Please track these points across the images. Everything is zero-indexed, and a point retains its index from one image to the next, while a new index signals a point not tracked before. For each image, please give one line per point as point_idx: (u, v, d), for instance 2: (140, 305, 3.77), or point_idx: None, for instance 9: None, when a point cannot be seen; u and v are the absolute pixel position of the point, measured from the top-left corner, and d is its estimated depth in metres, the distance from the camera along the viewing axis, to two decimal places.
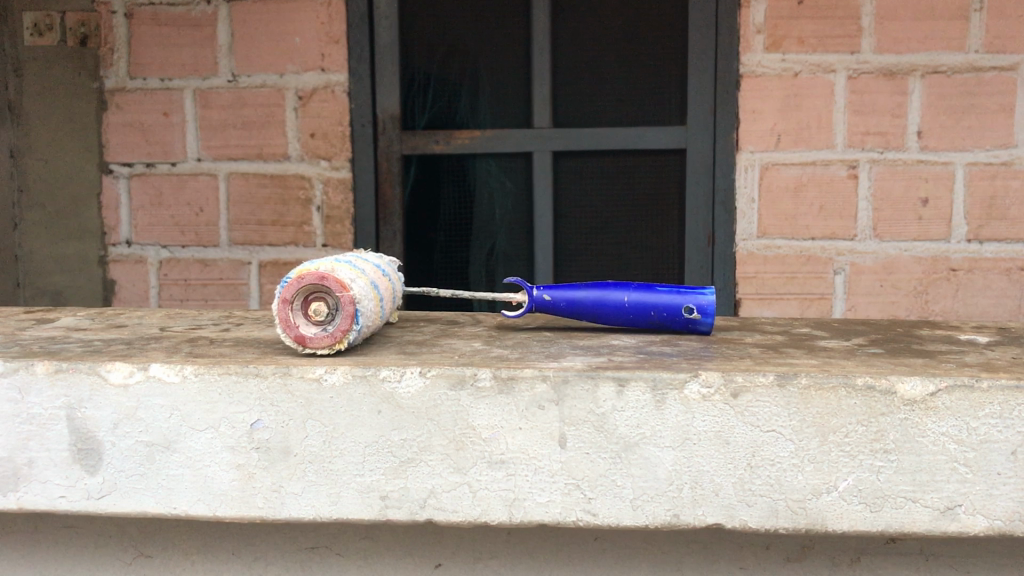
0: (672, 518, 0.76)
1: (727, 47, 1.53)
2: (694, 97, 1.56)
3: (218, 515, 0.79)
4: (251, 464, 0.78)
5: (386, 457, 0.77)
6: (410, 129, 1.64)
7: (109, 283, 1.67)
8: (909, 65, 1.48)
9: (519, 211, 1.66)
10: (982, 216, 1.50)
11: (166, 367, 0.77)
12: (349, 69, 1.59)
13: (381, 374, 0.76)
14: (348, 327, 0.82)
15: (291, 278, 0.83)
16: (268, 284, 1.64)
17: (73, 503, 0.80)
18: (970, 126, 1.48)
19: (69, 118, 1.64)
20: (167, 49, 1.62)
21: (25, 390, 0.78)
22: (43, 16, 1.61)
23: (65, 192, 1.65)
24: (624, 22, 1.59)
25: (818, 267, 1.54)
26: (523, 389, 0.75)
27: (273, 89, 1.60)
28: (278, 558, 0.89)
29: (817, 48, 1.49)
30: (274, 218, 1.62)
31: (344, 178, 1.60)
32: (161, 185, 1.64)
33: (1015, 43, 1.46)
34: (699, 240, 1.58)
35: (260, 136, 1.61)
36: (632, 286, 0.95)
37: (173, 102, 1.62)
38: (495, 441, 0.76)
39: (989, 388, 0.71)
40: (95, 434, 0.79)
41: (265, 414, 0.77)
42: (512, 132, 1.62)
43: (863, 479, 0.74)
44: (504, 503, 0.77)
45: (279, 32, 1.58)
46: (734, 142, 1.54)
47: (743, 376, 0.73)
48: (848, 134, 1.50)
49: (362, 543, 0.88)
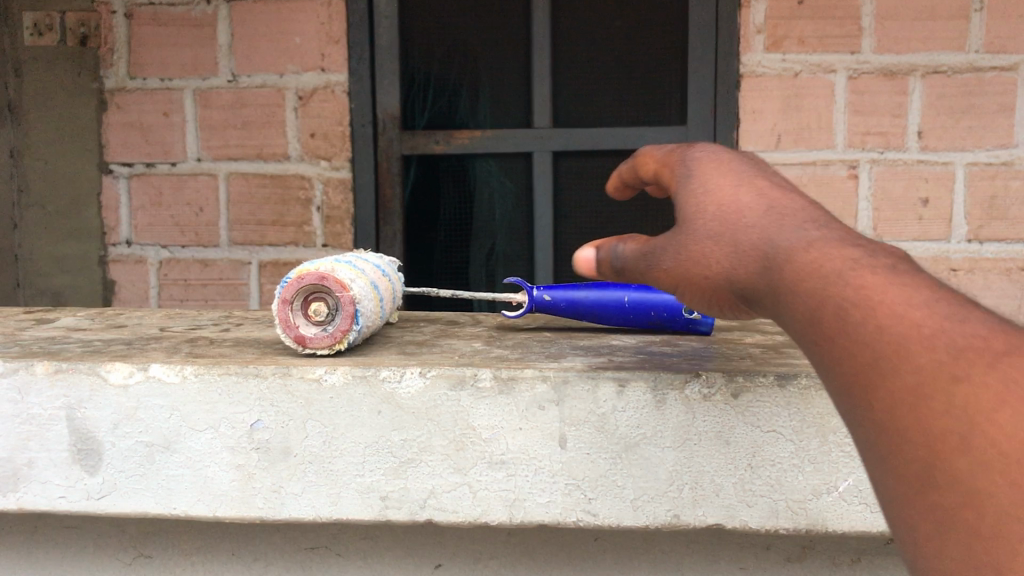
0: (672, 518, 0.76)
1: (727, 47, 1.52)
2: (694, 97, 1.55)
3: (219, 516, 0.79)
4: (251, 464, 0.78)
5: (386, 458, 0.77)
6: (410, 129, 1.64)
7: (109, 282, 1.67)
8: (910, 65, 1.48)
9: (519, 210, 1.66)
10: (982, 215, 1.50)
11: (165, 367, 0.77)
12: (348, 69, 1.58)
13: (381, 374, 0.76)
14: (348, 327, 0.82)
15: (291, 278, 0.82)
16: (269, 284, 1.64)
17: (73, 504, 0.80)
18: (970, 126, 1.48)
19: (69, 118, 1.64)
20: (167, 48, 1.61)
21: (25, 390, 0.78)
22: (43, 16, 1.61)
23: (64, 192, 1.65)
24: (624, 21, 1.58)
25: None
26: (523, 389, 0.75)
27: (274, 88, 1.59)
28: (277, 558, 0.88)
29: (816, 47, 1.49)
30: (274, 218, 1.62)
31: (345, 178, 1.60)
32: (161, 185, 1.64)
33: (1015, 43, 1.46)
34: None
35: (260, 136, 1.61)
36: (632, 286, 0.95)
37: (173, 101, 1.62)
38: (495, 441, 0.76)
39: None
40: (95, 434, 0.79)
41: (265, 414, 0.77)
42: (512, 132, 1.61)
43: (864, 479, 0.73)
44: (504, 503, 0.77)
45: (279, 32, 1.58)
46: (734, 142, 1.54)
47: (743, 375, 0.73)
48: (848, 134, 1.50)
49: (362, 543, 0.88)
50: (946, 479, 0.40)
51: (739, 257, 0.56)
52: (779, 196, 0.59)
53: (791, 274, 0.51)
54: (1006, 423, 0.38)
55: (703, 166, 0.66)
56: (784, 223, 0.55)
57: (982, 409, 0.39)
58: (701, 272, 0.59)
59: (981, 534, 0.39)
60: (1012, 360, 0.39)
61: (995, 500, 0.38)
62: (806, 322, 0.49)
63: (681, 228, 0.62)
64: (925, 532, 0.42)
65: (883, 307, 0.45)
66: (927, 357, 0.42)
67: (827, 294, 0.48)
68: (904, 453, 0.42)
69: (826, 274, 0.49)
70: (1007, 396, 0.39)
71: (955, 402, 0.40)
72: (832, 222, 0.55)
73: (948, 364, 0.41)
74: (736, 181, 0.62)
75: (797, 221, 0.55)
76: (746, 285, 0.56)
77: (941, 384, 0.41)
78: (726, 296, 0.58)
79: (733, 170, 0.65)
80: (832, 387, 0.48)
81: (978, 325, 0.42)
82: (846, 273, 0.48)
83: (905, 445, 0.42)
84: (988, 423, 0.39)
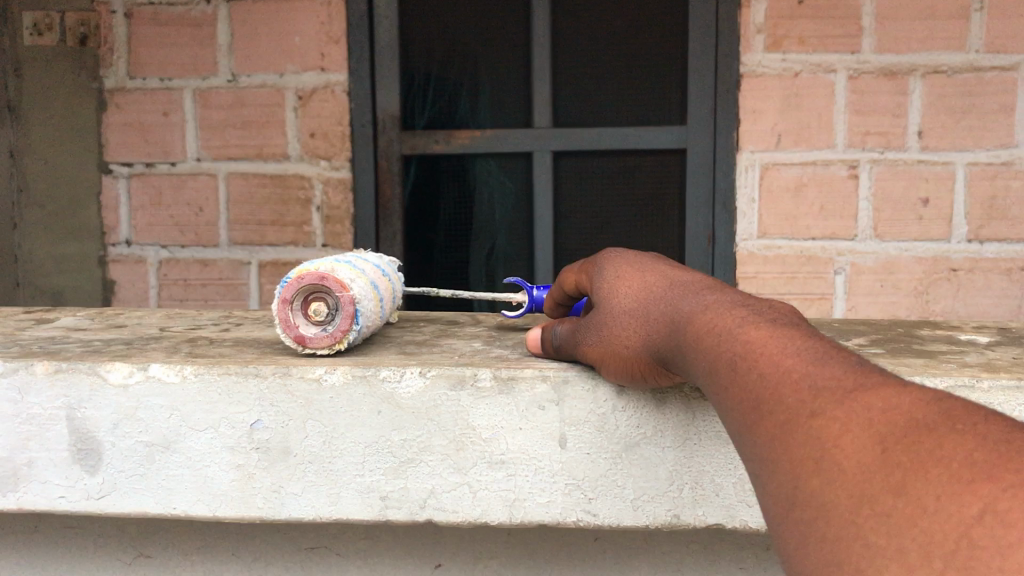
0: (672, 518, 0.76)
1: (727, 47, 1.52)
2: (694, 97, 1.55)
3: (219, 516, 0.79)
4: (251, 464, 0.78)
5: (386, 457, 0.77)
6: (410, 129, 1.64)
7: (109, 282, 1.67)
8: (910, 64, 1.48)
9: (519, 211, 1.66)
10: (982, 215, 1.50)
11: (165, 367, 0.77)
12: (348, 69, 1.58)
13: (381, 374, 0.75)
14: (348, 327, 0.82)
15: (291, 278, 0.82)
16: (268, 284, 1.64)
17: (73, 504, 0.80)
18: (970, 126, 1.48)
19: (70, 118, 1.63)
20: (167, 48, 1.61)
21: (24, 390, 0.78)
22: (42, 16, 1.61)
23: (64, 192, 1.65)
24: (624, 21, 1.58)
25: (817, 267, 1.54)
26: (524, 389, 0.75)
27: (274, 88, 1.59)
28: (278, 558, 0.88)
29: (816, 47, 1.49)
30: (274, 218, 1.62)
31: (344, 178, 1.60)
32: (161, 185, 1.64)
33: (1016, 43, 1.46)
34: (699, 240, 1.59)
35: (260, 136, 1.61)
36: None
37: (173, 101, 1.62)
38: (495, 441, 0.76)
39: (989, 388, 0.71)
40: (95, 434, 0.78)
41: (265, 414, 0.77)
42: (512, 132, 1.62)
43: None
44: (504, 503, 0.77)
45: (279, 32, 1.58)
46: (734, 142, 1.54)
47: None
48: (848, 134, 1.50)
49: (362, 543, 0.87)
50: (806, 496, 0.45)
51: (652, 331, 0.67)
52: (680, 275, 0.71)
53: (695, 337, 0.61)
54: (848, 447, 0.44)
55: (608, 258, 0.79)
56: (681, 297, 0.67)
57: (831, 436, 0.45)
58: (624, 347, 0.70)
59: (828, 543, 0.43)
60: (856, 396, 0.46)
61: (839, 513, 0.43)
62: (704, 376, 0.58)
63: (603, 308, 0.73)
64: (791, 546, 0.46)
65: (761, 357, 0.54)
66: (793, 395, 0.49)
67: (720, 349, 0.57)
68: (777, 479, 0.48)
69: (720, 332, 0.58)
70: (849, 424, 0.45)
71: (813, 432, 0.46)
72: (721, 289, 0.66)
73: (810, 403, 0.48)
74: (639, 265, 0.75)
75: (692, 291, 0.67)
76: (661, 348, 0.66)
77: (803, 419, 0.47)
78: (646, 362, 0.68)
79: (640, 258, 0.77)
80: (731, 425, 0.55)
81: (834, 368, 0.49)
82: (734, 332, 0.57)
83: (778, 467, 0.48)
84: (834, 447, 0.44)
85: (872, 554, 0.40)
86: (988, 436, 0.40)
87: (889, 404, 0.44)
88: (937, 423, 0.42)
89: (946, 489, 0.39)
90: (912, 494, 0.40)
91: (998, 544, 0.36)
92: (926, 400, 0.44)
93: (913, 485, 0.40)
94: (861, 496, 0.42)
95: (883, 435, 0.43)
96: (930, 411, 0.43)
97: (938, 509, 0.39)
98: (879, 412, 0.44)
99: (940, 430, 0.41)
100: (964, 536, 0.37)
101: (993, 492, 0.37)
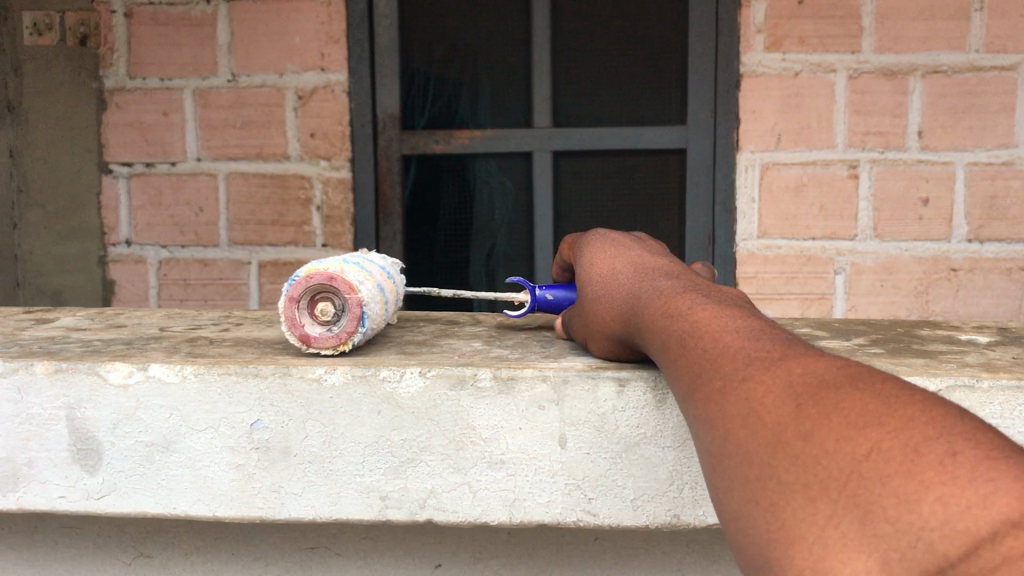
0: (672, 518, 0.76)
1: (727, 47, 1.52)
2: (694, 97, 1.55)
3: (218, 515, 0.79)
4: (251, 464, 0.78)
5: (386, 457, 0.77)
6: (410, 129, 1.64)
7: (109, 282, 1.67)
8: (910, 64, 1.48)
9: (519, 210, 1.66)
10: (982, 215, 1.50)
11: (165, 367, 0.77)
12: (348, 69, 1.58)
13: (381, 374, 0.75)
14: (354, 329, 0.82)
15: (299, 277, 0.81)
16: (268, 284, 1.64)
17: (73, 504, 0.80)
18: (970, 126, 1.48)
19: (70, 119, 1.63)
20: (167, 49, 1.61)
21: (24, 389, 0.78)
22: (43, 16, 1.60)
23: (64, 192, 1.65)
24: (624, 21, 1.58)
25: (817, 267, 1.54)
26: (523, 389, 0.74)
27: (273, 88, 1.59)
28: (278, 558, 0.88)
29: (817, 47, 1.49)
30: (274, 218, 1.62)
31: (344, 178, 1.60)
32: (161, 185, 1.64)
33: (1016, 43, 1.46)
34: (699, 240, 1.59)
35: (260, 135, 1.61)
36: None
37: (173, 102, 1.62)
38: (495, 441, 0.76)
39: (990, 388, 0.71)
40: (95, 434, 0.78)
41: (265, 414, 0.77)
42: (512, 131, 1.62)
43: None
44: (504, 503, 0.77)
45: (279, 32, 1.58)
46: (734, 142, 1.54)
47: None
48: (848, 134, 1.50)
49: (363, 543, 0.87)
50: (734, 448, 0.50)
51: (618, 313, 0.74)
52: (649, 263, 0.77)
53: (645, 315, 0.68)
54: (768, 403, 0.49)
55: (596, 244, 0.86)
56: (641, 283, 0.73)
57: (757, 397, 0.50)
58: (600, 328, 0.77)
59: (753, 487, 0.48)
60: (781, 363, 0.51)
61: (758, 458, 0.48)
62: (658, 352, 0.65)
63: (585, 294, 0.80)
64: (722, 492, 0.51)
65: (706, 333, 0.59)
66: (729, 365, 0.54)
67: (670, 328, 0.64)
68: (712, 434, 0.53)
69: (669, 312, 0.65)
70: (771, 386, 0.50)
71: (743, 395, 0.51)
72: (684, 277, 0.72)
73: (743, 369, 0.53)
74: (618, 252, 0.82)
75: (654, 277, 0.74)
76: (620, 328, 0.74)
77: (734, 384, 0.52)
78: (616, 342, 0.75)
79: (626, 243, 0.84)
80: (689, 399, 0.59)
81: (765, 342, 0.55)
82: (686, 312, 0.64)
83: (745, 442, 0.49)
84: (758, 405, 0.49)
85: (781, 489, 0.46)
86: (883, 391, 0.45)
87: (806, 369, 0.49)
88: (842, 382, 0.47)
89: (843, 432, 0.44)
90: (816, 439, 0.45)
91: (879, 477, 0.41)
92: (838, 364, 0.49)
93: (817, 432, 0.45)
94: (776, 443, 0.47)
95: (798, 394, 0.48)
96: (840, 371, 0.48)
97: (834, 450, 0.44)
98: (798, 375, 0.49)
99: (846, 387, 0.46)
100: (853, 470, 0.42)
101: (879, 435, 0.42)
